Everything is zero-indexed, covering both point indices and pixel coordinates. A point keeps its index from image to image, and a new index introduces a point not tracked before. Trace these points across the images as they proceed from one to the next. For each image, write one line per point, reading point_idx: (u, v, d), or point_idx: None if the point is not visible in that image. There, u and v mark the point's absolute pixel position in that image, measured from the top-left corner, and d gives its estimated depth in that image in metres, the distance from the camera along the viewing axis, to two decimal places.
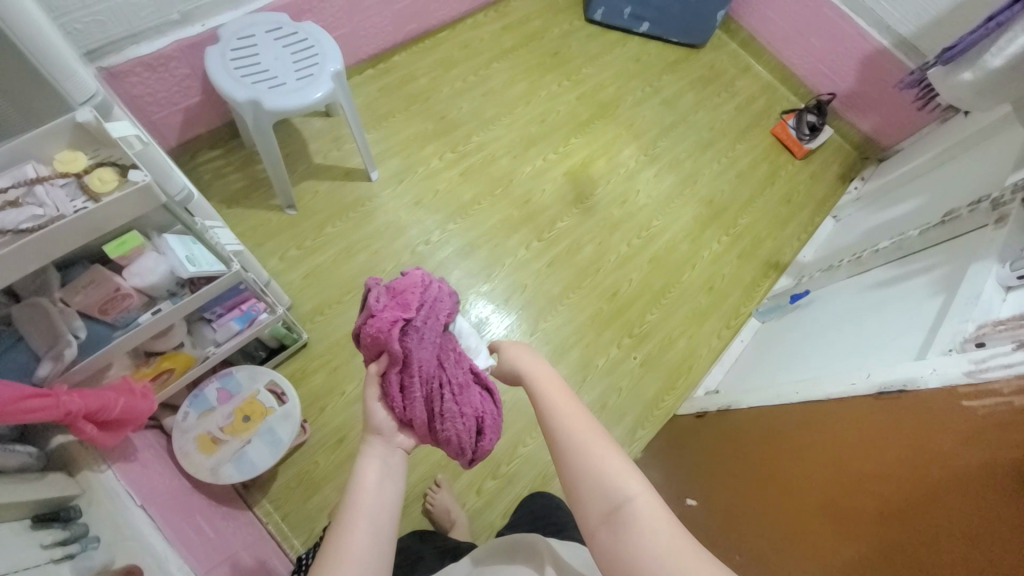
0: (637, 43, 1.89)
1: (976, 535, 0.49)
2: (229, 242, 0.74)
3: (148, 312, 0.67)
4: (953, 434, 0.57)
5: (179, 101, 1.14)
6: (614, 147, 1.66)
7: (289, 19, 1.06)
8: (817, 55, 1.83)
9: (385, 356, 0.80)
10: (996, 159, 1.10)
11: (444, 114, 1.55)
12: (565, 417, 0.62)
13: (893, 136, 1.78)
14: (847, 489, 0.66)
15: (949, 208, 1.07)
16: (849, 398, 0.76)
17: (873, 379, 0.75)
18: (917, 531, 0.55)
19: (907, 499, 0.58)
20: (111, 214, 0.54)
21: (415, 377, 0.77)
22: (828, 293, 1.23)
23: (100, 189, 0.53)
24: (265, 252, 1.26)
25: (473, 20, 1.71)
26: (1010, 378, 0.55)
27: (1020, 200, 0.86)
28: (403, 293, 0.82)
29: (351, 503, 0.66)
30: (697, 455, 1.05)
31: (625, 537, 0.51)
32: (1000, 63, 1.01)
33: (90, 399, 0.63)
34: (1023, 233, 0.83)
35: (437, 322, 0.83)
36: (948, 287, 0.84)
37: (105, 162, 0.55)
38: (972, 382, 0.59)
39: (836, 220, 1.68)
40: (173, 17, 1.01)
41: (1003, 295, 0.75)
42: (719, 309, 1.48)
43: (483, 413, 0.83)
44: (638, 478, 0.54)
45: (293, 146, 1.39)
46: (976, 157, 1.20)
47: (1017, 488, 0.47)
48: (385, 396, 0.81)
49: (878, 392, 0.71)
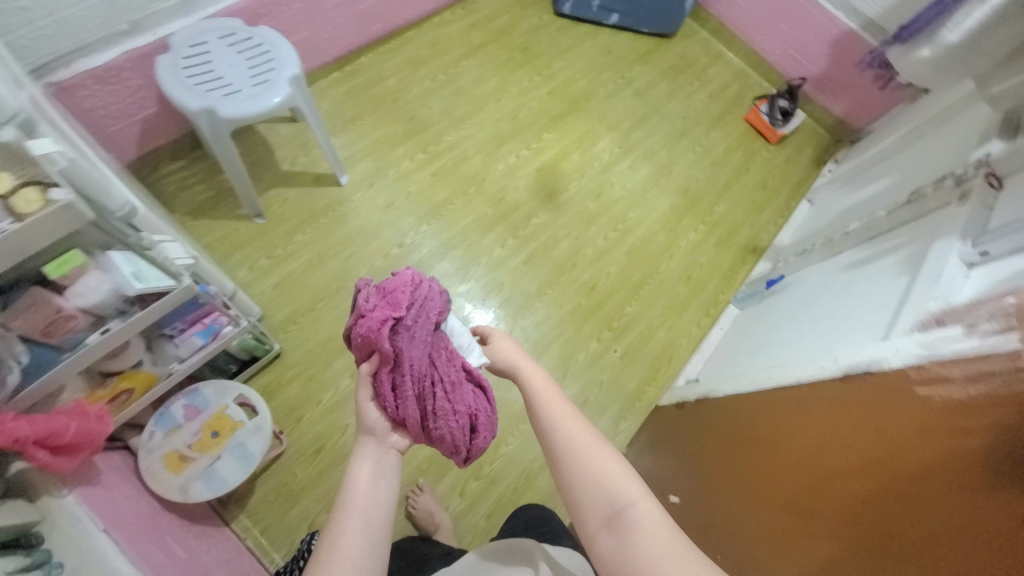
0: (607, 35, 1.88)
1: (934, 523, 0.50)
2: (181, 255, 0.72)
3: (96, 333, 0.65)
4: (909, 419, 0.57)
5: (136, 113, 1.11)
6: (588, 140, 1.66)
7: (243, 24, 1.04)
8: (787, 40, 1.83)
9: (376, 355, 0.76)
10: (960, 135, 1.10)
11: (413, 114, 1.53)
12: (560, 421, 0.65)
13: (865, 118, 1.79)
14: (815, 479, 0.66)
15: (916, 186, 1.07)
16: (816, 381, 0.77)
17: (840, 362, 0.75)
18: (879, 519, 0.55)
19: (870, 487, 0.58)
20: (37, 235, 0.52)
21: (405, 377, 0.74)
22: (802, 277, 1.23)
23: (24, 210, 0.51)
24: (234, 262, 1.24)
25: (440, 18, 1.69)
26: (957, 356, 0.55)
27: (984, 177, 0.86)
28: (394, 289, 0.78)
29: (343, 505, 0.65)
30: (677, 446, 1.05)
31: (625, 540, 0.55)
32: (957, 38, 1.02)
33: (40, 424, 0.61)
34: (985, 209, 0.83)
35: (429, 320, 0.79)
36: (912, 266, 0.84)
37: (30, 180, 0.52)
38: (926, 363, 0.59)
39: (811, 203, 1.69)
40: (122, 28, 0.99)
41: (966, 271, 0.75)
42: (699, 298, 1.48)
43: (477, 411, 0.80)
44: (636, 483, 0.58)
45: (259, 154, 1.37)
46: (942, 133, 1.21)
47: (970, 475, 0.48)
48: (377, 397, 0.78)
49: (844, 374, 0.71)
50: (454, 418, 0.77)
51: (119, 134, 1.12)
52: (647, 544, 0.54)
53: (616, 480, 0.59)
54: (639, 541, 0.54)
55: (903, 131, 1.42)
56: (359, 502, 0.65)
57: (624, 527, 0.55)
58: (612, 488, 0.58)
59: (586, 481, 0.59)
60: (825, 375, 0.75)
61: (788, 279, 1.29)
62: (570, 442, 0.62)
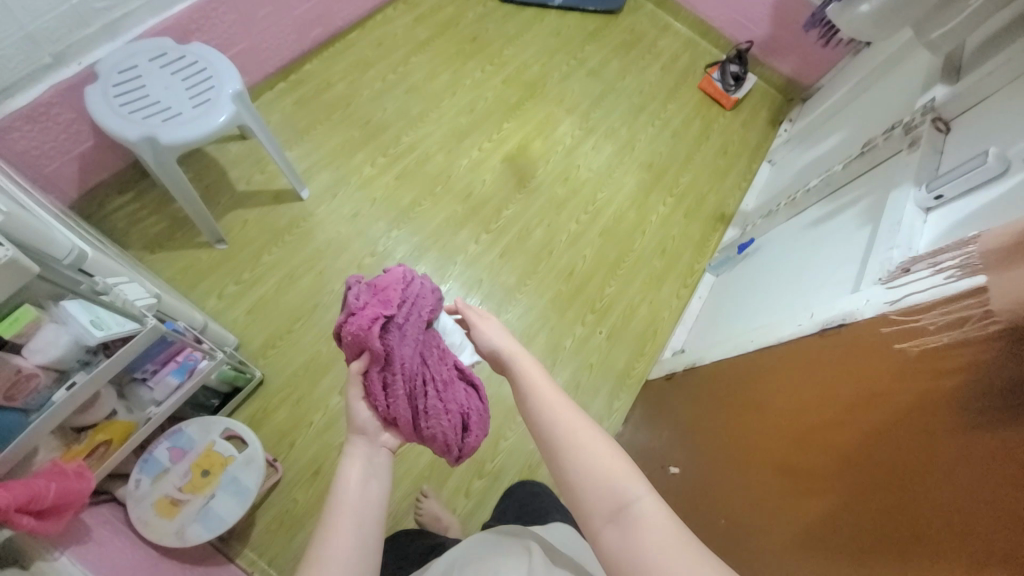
0: (554, 17, 1.86)
1: (923, 469, 0.51)
2: (141, 295, 0.68)
3: (62, 389, 0.62)
4: (892, 371, 0.59)
5: (72, 148, 1.05)
6: (549, 126, 1.65)
7: (175, 43, 0.99)
8: (730, 5, 1.85)
9: (366, 356, 0.75)
10: (903, 83, 1.14)
11: (368, 118, 1.49)
12: (563, 424, 0.66)
13: (812, 75, 1.84)
14: (806, 440, 0.68)
15: (868, 137, 1.10)
16: (797, 339, 0.79)
17: (815, 319, 0.77)
18: (871, 472, 0.57)
19: (860, 441, 0.60)
20: None
21: (397, 378, 0.73)
22: (771, 238, 1.26)
23: None
24: (201, 293, 1.19)
25: (383, 16, 1.64)
26: (927, 299, 0.58)
27: (930, 121, 0.89)
28: (384, 289, 0.77)
29: (335, 504, 0.66)
30: (672, 419, 1.07)
31: (628, 530, 0.55)
32: None
33: (18, 489, 0.58)
34: (934, 153, 0.87)
35: (420, 320, 0.78)
36: (873, 215, 0.87)
37: None
38: (906, 311, 0.61)
39: (772, 163, 1.74)
40: (45, 61, 0.92)
41: (924, 217, 0.78)
42: (675, 270, 1.51)
43: (468, 409, 0.80)
44: (639, 477, 0.59)
45: (212, 177, 1.31)
46: (886, 82, 1.25)
47: (957, 419, 0.49)
48: (367, 397, 0.77)
49: (823, 329, 0.74)
50: (445, 418, 0.77)
51: (58, 173, 1.06)
52: (649, 533, 0.54)
53: (618, 476, 0.59)
54: (639, 527, 0.54)
55: (851, 84, 1.46)
56: (349, 500, 0.66)
57: (627, 520, 0.55)
58: (616, 482, 0.58)
59: (589, 479, 0.60)
60: (804, 333, 0.77)
61: (758, 241, 1.33)
62: (574, 445, 0.63)
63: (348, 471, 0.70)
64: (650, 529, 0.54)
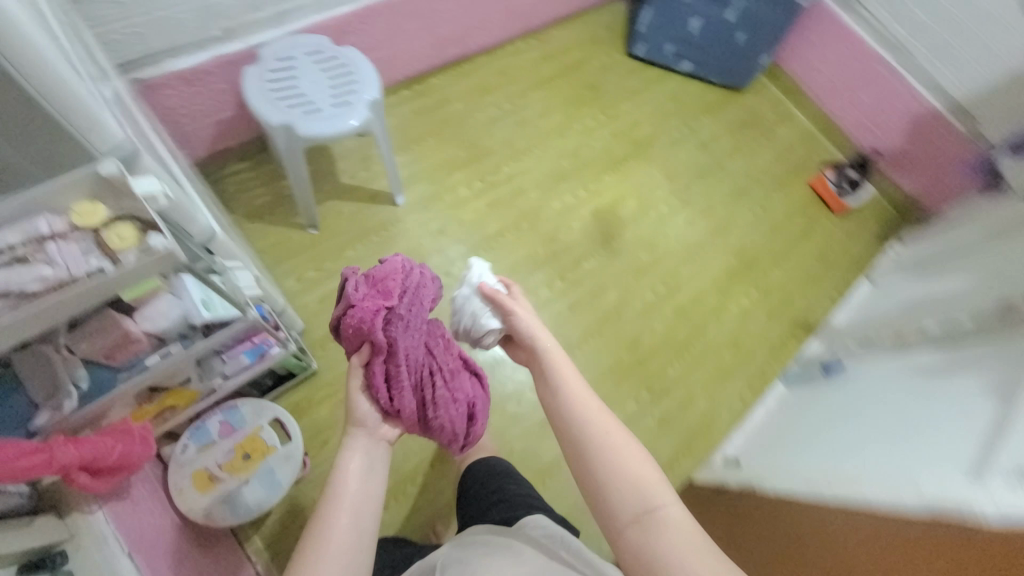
0: (677, 82, 1.85)
1: None
2: (246, 283, 0.74)
3: (156, 355, 0.63)
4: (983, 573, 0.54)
5: (213, 115, 1.12)
6: (646, 188, 1.62)
7: (332, 44, 1.04)
8: (863, 109, 1.77)
9: (370, 345, 0.84)
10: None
11: (475, 141, 1.51)
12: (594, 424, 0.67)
13: (937, 198, 1.72)
14: None
15: (1005, 295, 1.00)
16: (890, 508, 0.70)
17: (919, 487, 0.70)
18: None
19: None
20: (129, 273, 0.54)
21: (400, 366, 0.82)
22: (868, 369, 1.15)
23: (118, 246, 0.53)
24: (282, 271, 1.23)
25: (513, 47, 1.68)
26: None
27: None
28: (384, 282, 0.85)
29: (334, 496, 0.71)
30: (725, 537, 1.00)
31: (655, 537, 0.57)
32: None
33: (84, 448, 0.60)
34: None
35: (420, 312, 0.87)
36: (1005, 392, 0.77)
37: (125, 215, 0.54)
38: None
39: (872, 284, 1.59)
40: (214, 33, 0.99)
41: None
42: (744, 369, 1.42)
43: (473, 397, 0.93)
44: (665, 486, 0.61)
45: (321, 164, 1.37)
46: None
47: None
48: (370, 387, 0.84)
49: (929, 515, 0.64)
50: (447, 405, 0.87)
51: (194, 134, 1.13)
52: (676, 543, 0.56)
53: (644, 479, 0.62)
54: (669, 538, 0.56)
55: (982, 223, 1.35)
56: (347, 497, 0.70)
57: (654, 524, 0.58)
58: (643, 487, 0.61)
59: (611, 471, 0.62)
60: (896, 502, 0.70)
61: (846, 366, 1.23)
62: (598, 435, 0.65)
63: (347, 464, 0.76)
64: (678, 540, 0.56)
